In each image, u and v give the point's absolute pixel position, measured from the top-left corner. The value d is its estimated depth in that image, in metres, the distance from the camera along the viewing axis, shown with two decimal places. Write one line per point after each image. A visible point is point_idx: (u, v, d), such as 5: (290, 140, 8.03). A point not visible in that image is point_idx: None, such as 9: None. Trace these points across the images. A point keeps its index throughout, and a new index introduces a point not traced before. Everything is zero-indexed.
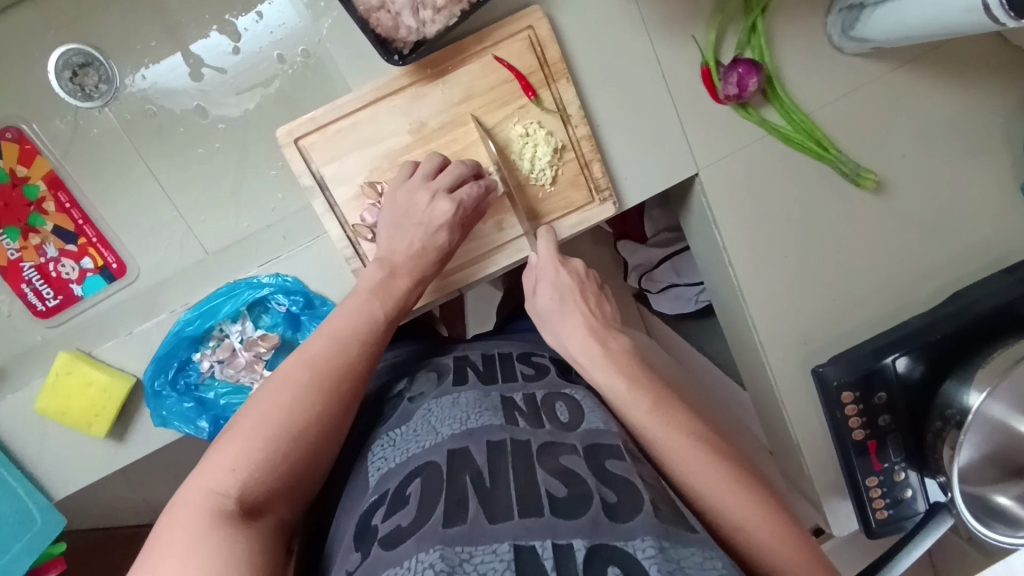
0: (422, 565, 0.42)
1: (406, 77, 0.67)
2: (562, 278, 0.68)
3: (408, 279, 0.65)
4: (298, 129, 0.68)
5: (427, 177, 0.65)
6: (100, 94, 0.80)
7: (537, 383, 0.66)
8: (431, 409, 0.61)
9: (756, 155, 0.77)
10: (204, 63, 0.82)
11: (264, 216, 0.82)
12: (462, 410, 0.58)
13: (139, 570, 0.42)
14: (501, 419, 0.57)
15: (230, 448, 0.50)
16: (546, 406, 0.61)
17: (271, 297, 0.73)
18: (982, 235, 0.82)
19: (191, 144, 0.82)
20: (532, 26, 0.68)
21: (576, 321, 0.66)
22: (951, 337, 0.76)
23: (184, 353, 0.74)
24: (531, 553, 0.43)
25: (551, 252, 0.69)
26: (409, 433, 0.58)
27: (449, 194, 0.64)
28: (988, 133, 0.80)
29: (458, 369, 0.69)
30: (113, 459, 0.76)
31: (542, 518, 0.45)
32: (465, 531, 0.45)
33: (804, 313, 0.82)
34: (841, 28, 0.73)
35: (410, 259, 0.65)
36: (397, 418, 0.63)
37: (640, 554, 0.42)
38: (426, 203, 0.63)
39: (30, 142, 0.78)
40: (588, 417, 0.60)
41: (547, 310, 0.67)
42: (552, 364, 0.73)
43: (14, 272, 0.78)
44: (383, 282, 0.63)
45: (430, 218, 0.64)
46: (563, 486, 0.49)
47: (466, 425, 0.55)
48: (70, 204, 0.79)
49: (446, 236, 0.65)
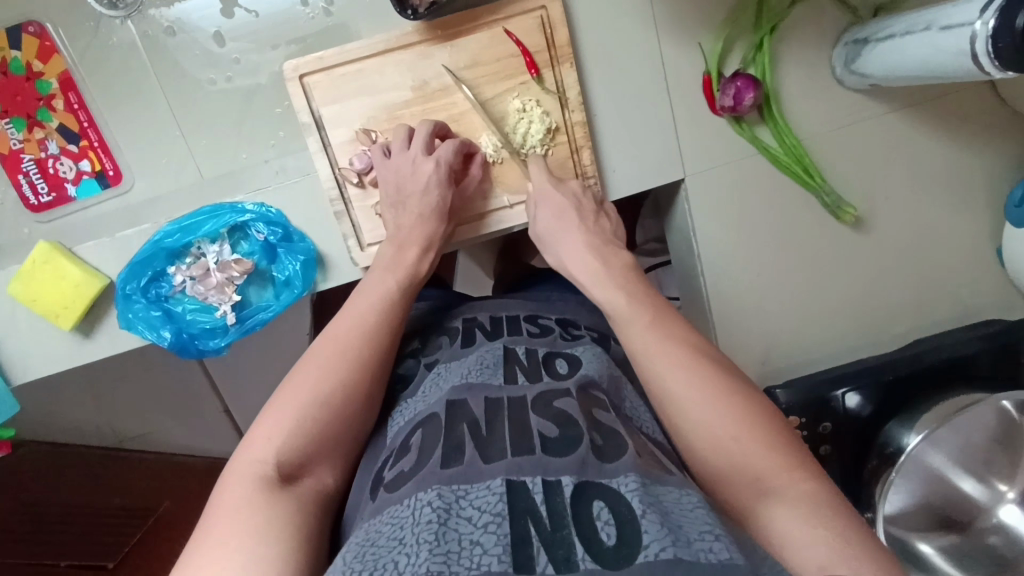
0: (420, 503, 0.44)
1: (417, 34, 0.69)
2: (560, 198, 0.70)
3: (422, 252, 0.67)
4: (305, 66, 0.68)
5: (424, 144, 0.68)
6: (125, 6, 0.80)
7: (541, 340, 0.67)
8: (440, 371, 0.63)
9: (744, 171, 0.79)
10: (238, 3, 0.81)
11: (263, 151, 0.84)
12: (466, 367, 0.61)
13: (200, 529, 0.48)
14: (501, 376, 0.59)
15: (269, 419, 0.55)
16: (547, 360, 0.63)
17: (251, 224, 0.73)
18: (953, 290, 0.85)
19: (204, 70, 0.82)
20: (545, 7, 0.69)
21: (576, 236, 0.68)
22: (903, 379, 0.81)
23: (160, 264, 0.73)
24: (523, 487, 0.45)
25: (544, 175, 0.71)
26: (420, 394, 0.61)
27: (428, 155, 0.67)
28: (973, 190, 0.82)
29: (466, 331, 0.70)
30: (75, 355, 0.77)
31: (534, 456, 0.48)
32: (461, 471, 0.47)
33: (769, 335, 0.85)
34: (844, 61, 0.74)
35: (418, 226, 0.68)
36: (414, 386, 0.65)
37: (622, 488, 0.44)
38: (410, 167, 0.67)
39: (50, 39, 0.79)
40: (587, 366, 0.62)
41: (547, 226, 0.70)
42: (557, 324, 0.73)
43: (13, 161, 0.82)
44: (400, 261, 0.66)
45: (418, 180, 0.67)
46: (555, 427, 0.51)
47: (466, 379, 0.58)
48: (78, 105, 0.81)
49: (439, 193, 0.68)
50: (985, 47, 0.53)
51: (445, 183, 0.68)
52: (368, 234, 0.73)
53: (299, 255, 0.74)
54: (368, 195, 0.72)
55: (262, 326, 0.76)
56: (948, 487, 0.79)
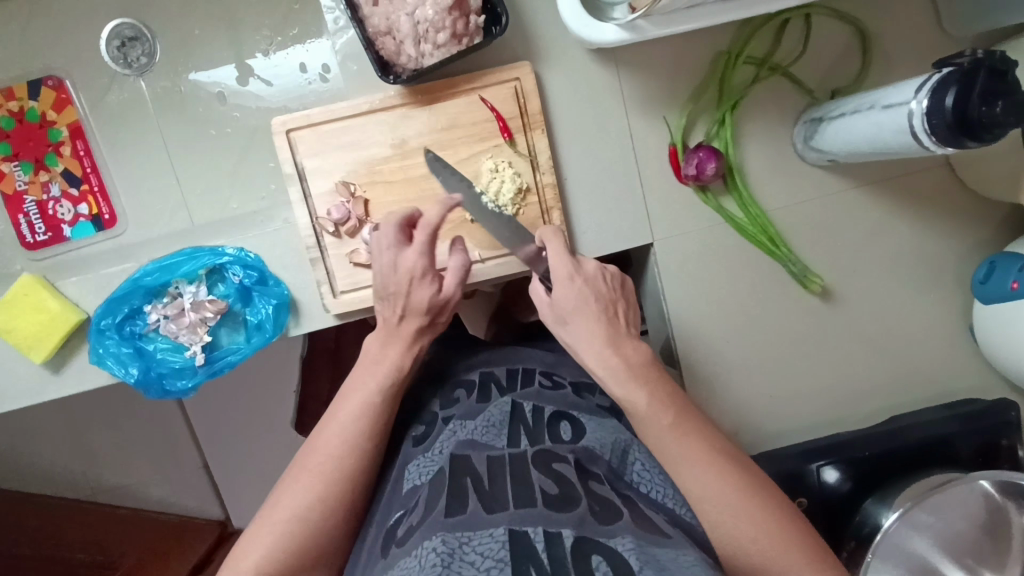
0: (425, 549, 0.46)
1: (399, 98, 0.74)
2: (581, 286, 0.61)
3: (405, 348, 0.66)
4: (291, 122, 0.73)
5: (394, 240, 0.66)
6: (137, 66, 0.86)
7: (549, 397, 0.68)
8: (455, 428, 0.63)
9: (712, 239, 0.81)
10: (253, 72, 0.87)
11: (253, 202, 0.89)
12: (475, 427, 0.62)
13: None
14: (505, 441, 0.59)
15: (256, 532, 0.57)
16: (551, 423, 0.63)
17: (228, 267, 0.76)
18: (928, 368, 0.85)
19: (206, 125, 0.87)
20: (519, 78, 0.74)
21: (596, 327, 0.60)
22: (880, 457, 0.79)
23: (137, 302, 0.75)
24: (525, 536, 0.46)
25: (559, 260, 0.62)
26: (433, 449, 0.62)
27: (408, 250, 0.66)
28: (941, 270, 0.84)
29: (482, 386, 0.70)
30: (42, 389, 0.77)
31: (535, 508, 0.49)
32: (464, 519, 0.48)
33: (741, 405, 0.84)
34: (804, 138, 0.78)
35: (410, 326, 0.66)
36: (428, 440, 0.65)
37: (620, 547, 0.45)
38: (392, 266, 0.66)
39: (66, 92, 0.86)
40: (590, 436, 0.62)
41: (567, 310, 0.61)
42: (570, 384, 0.72)
43: (16, 201, 0.87)
44: (382, 360, 0.66)
45: (400, 280, 0.65)
46: (554, 485, 0.52)
47: (472, 436, 0.60)
48: (84, 152, 0.86)
49: (427, 288, 0.66)
50: (922, 124, 0.57)
51: (427, 276, 0.66)
52: (341, 282, 0.75)
53: (272, 299, 0.76)
54: (343, 244, 0.75)
55: (230, 369, 0.77)
56: None
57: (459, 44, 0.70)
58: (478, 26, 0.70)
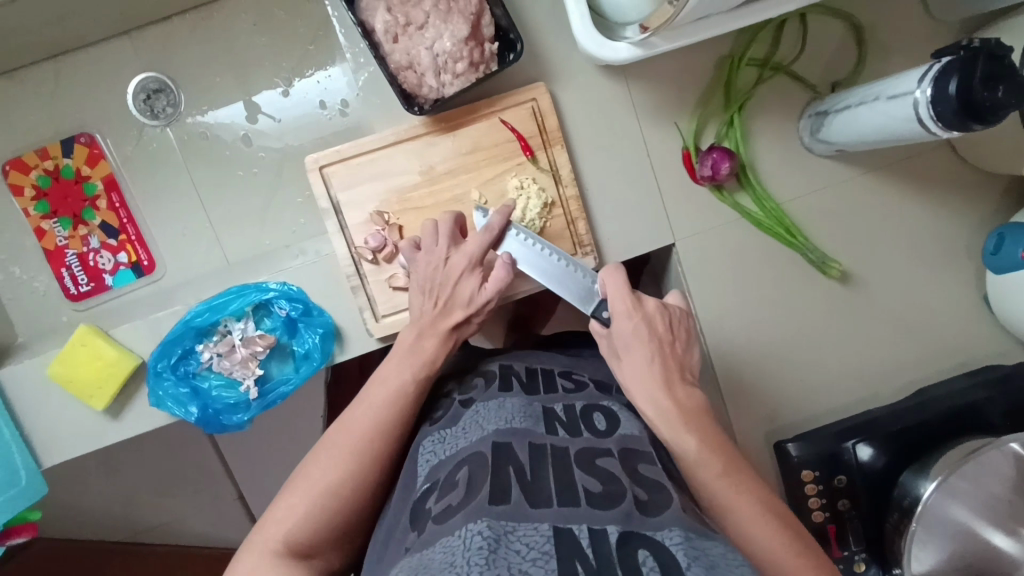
0: (470, 532, 0.44)
1: (423, 127, 0.77)
2: (637, 322, 0.66)
3: (441, 340, 0.69)
4: (324, 158, 0.77)
5: (449, 236, 0.73)
6: (164, 116, 0.90)
7: (577, 395, 0.69)
8: (478, 410, 0.64)
9: (731, 234, 0.84)
10: (261, 110, 0.91)
11: (286, 236, 0.93)
12: (508, 413, 0.61)
13: None
14: (542, 427, 0.60)
15: (286, 502, 0.59)
16: (585, 416, 0.64)
17: (274, 301, 0.79)
18: (948, 340, 0.88)
19: (233, 165, 0.91)
20: (535, 99, 0.77)
21: (650, 363, 0.64)
22: (911, 429, 0.82)
23: (189, 342, 0.78)
24: (570, 535, 0.44)
25: (620, 296, 0.68)
26: (458, 431, 0.62)
27: (458, 250, 0.72)
28: (952, 244, 0.87)
29: (503, 376, 0.71)
30: (105, 434, 0.80)
31: (579, 507, 0.48)
32: (508, 510, 0.47)
33: (773, 390, 0.87)
34: (811, 131, 0.81)
35: (450, 319, 0.69)
36: (449, 420, 0.66)
37: (668, 540, 0.45)
38: (443, 263, 0.71)
39: (98, 147, 0.89)
40: (623, 425, 0.63)
41: (623, 342, 0.66)
42: (591, 381, 0.75)
43: (58, 256, 0.90)
44: (419, 350, 0.67)
45: (450, 275, 0.70)
46: (598, 483, 0.52)
47: (511, 423, 0.59)
48: (120, 204, 0.90)
49: (473, 283, 0.71)
50: (928, 112, 0.61)
51: (475, 273, 0.71)
52: (382, 306, 0.78)
53: (318, 329, 0.79)
54: (382, 270, 0.78)
55: (282, 399, 0.80)
56: (983, 544, 0.74)
57: (477, 72, 0.73)
58: (492, 52, 0.74)
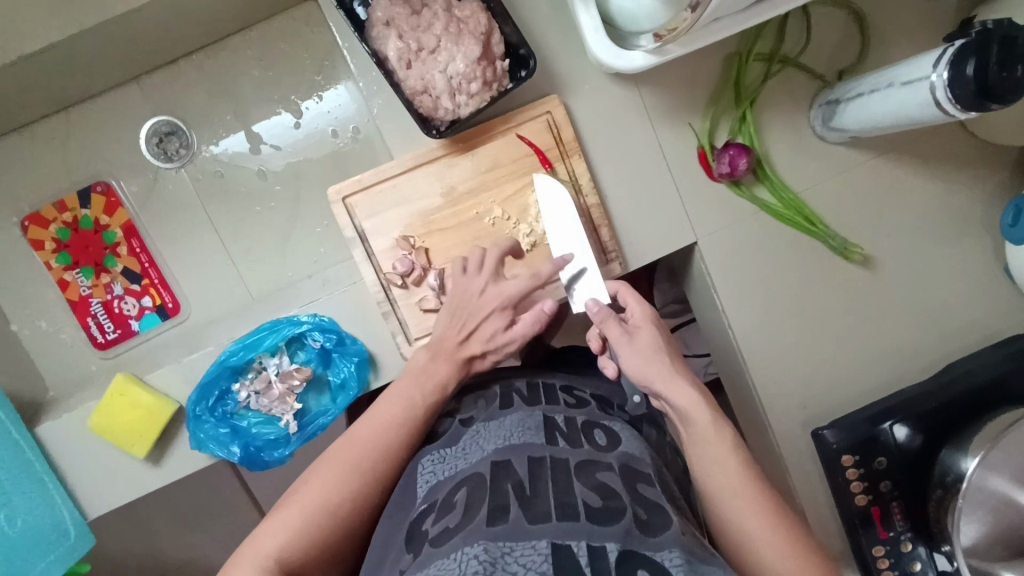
0: (467, 554, 0.44)
1: (441, 149, 0.78)
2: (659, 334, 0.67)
3: (455, 370, 0.71)
4: (345, 189, 0.77)
5: (492, 270, 0.73)
6: (178, 157, 0.94)
7: (578, 410, 0.70)
8: (479, 430, 0.66)
9: (751, 228, 0.85)
10: (265, 139, 0.95)
11: (307, 266, 0.96)
12: (507, 430, 0.62)
13: None
14: (543, 439, 0.60)
15: (285, 514, 0.59)
16: (586, 430, 0.65)
17: (307, 333, 0.79)
18: (973, 314, 0.89)
19: (250, 201, 0.96)
20: (550, 111, 0.78)
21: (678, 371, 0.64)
22: (946, 406, 0.82)
23: (225, 382, 0.78)
24: (568, 551, 0.45)
25: (641, 310, 0.69)
26: (457, 452, 0.63)
27: (496, 285, 0.73)
28: (968, 219, 0.88)
29: (505, 395, 0.72)
30: (148, 481, 0.80)
31: (579, 522, 0.48)
32: (506, 529, 0.47)
33: (804, 378, 0.88)
34: (823, 120, 0.82)
35: (470, 353, 0.71)
36: (449, 437, 0.67)
37: (668, 562, 0.45)
38: (475, 293, 0.72)
39: (115, 195, 0.93)
40: (623, 444, 0.64)
41: (647, 349, 0.65)
42: (592, 398, 0.76)
43: (84, 306, 0.93)
44: (429, 374, 0.69)
45: (481, 308, 0.72)
46: (599, 498, 0.52)
47: (509, 440, 0.59)
48: (140, 248, 0.94)
49: (500, 321, 0.72)
50: (945, 95, 0.61)
51: (506, 312, 0.72)
52: (416, 334, 0.79)
53: (353, 357, 0.79)
54: (411, 293, 0.78)
55: (322, 431, 0.80)
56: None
57: (491, 90, 0.74)
58: (504, 70, 0.74)
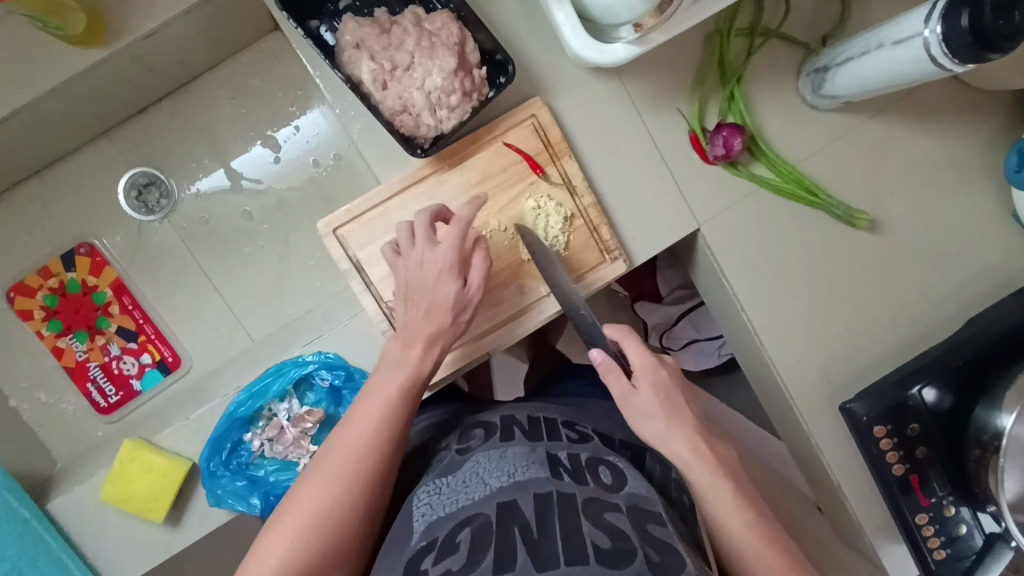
0: None
1: (428, 167, 0.75)
2: (665, 380, 0.65)
3: (424, 349, 0.66)
4: (336, 220, 0.75)
5: (426, 237, 0.68)
6: (160, 209, 0.93)
7: (582, 446, 0.68)
8: (478, 460, 0.64)
9: (753, 206, 0.83)
10: (244, 175, 0.93)
11: (303, 302, 0.94)
12: (511, 464, 0.61)
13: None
14: (547, 473, 0.60)
15: (304, 498, 0.58)
16: (590, 468, 0.63)
17: (315, 373, 0.77)
18: (989, 263, 0.86)
19: (239, 242, 0.94)
20: (535, 114, 0.76)
21: (683, 423, 0.64)
22: (973, 361, 0.80)
23: (236, 433, 0.77)
24: None
25: (643, 354, 0.66)
26: (457, 484, 0.61)
27: (435, 247, 0.67)
28: (970, 168, 0.86)
29: (506, 427, 0.70)
30: (169, 545, 0.77)
31: (589, 565, 0.48)
32: None
33: (824, 351, 0.86)
34: (812, 88, 0.80)
35: (431, 329, 0.66)
36: (446, 467, 0.66)
37: None
38: (416, 267, 0.67)
39: (100, 255, 0.92)
40: (630, 482, 0.63)
41: (652, 405, 0.64)
42: (594, 432, 0.74)
43: (81, 372, 0.91)
44: (404, 360, 0.66)
45: (427, 281, 0.67)
46: (607, 538, 0.52)
47: (514, 478, 0.58)
48: (132, 305, 0.92)
49: (450, 284, 0.66)
50: (940, 50, 0.60)
51: (451, 271, 0.66)
52: None
53: None
54: None
55: None
56: None
57: (472, 101, 0.71)
58: (482, 77, 0.72)
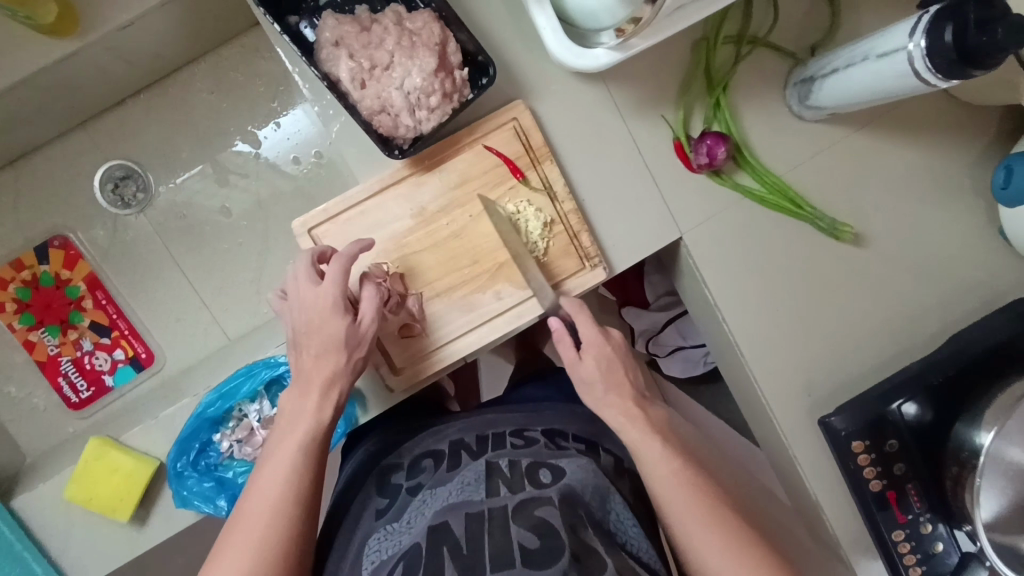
0: None
1: (407, 168, 0.74)
2: (609, 351, 0.71)
3: (322, 393, 0.65)
4: (311, 220, 0.74)
5: (311, 280, 0.67)
6: (136, 203, 0.92)
7: (525, 452, 0.70)
8: (424, 500, 0.67)
9: (737, 216, 0.82)
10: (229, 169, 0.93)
11: None
12: (447, 492, 0.64)
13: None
14: (483, 493, 0.62)
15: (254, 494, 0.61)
16: (530, 472, 0.66)
17: (287, 375, 0.75)
18: (974, 279, 0.86)
19: (218, 239, 0.93)
20: (516, 118, 0.75)
21: (622, 392, 0.70)
22: (954, 378, 0.79)
23: (205, 434, 0.75)
24: None
25: (591, 325, 0.72)
26: (400, 526, 0.64)
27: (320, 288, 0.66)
28: (956, 182, 0.85)
29: (452, 453, 0.74)
30: (135, 546, 0.76)
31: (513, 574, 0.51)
32: None
33: (804, 364, 0.85)
34: (798, 98, 0.79)
35: (328, 372, 0.65)
36: (397, 510, 0.69)
37: None
38: (302, 312, 0.66)
39: (74, 248, 0.91)
40: (568, 475, 0.66)
41: (597, 371, 0.70)
42: (544, 436, 0.76)
43: (53, 366, 0.90)
44: (301, 407, 0.65)
45: (314, 323, 0.65)
46: (535, 539, 0.55)
47: (448, 501, 0.62)
48: (106, 300, 0.92)
49: (340, 321, 0.65)
50: (925, 65, 0.59)
51: (340, 309, 0.65)
52: None
53: None
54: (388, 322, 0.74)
55: None
56: None
57: (452, 102, 0.70)
58: (464, 79, 0.70)
